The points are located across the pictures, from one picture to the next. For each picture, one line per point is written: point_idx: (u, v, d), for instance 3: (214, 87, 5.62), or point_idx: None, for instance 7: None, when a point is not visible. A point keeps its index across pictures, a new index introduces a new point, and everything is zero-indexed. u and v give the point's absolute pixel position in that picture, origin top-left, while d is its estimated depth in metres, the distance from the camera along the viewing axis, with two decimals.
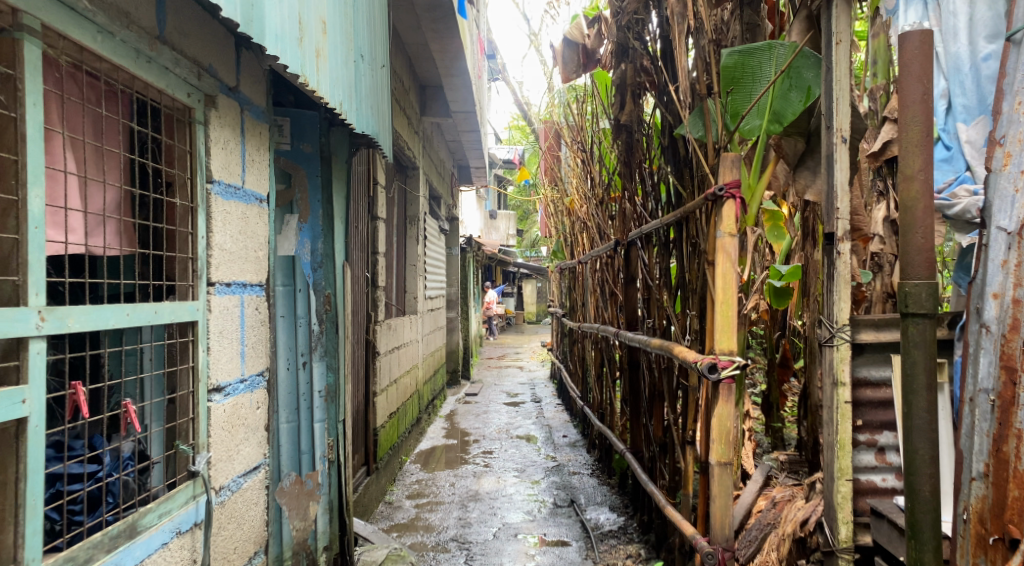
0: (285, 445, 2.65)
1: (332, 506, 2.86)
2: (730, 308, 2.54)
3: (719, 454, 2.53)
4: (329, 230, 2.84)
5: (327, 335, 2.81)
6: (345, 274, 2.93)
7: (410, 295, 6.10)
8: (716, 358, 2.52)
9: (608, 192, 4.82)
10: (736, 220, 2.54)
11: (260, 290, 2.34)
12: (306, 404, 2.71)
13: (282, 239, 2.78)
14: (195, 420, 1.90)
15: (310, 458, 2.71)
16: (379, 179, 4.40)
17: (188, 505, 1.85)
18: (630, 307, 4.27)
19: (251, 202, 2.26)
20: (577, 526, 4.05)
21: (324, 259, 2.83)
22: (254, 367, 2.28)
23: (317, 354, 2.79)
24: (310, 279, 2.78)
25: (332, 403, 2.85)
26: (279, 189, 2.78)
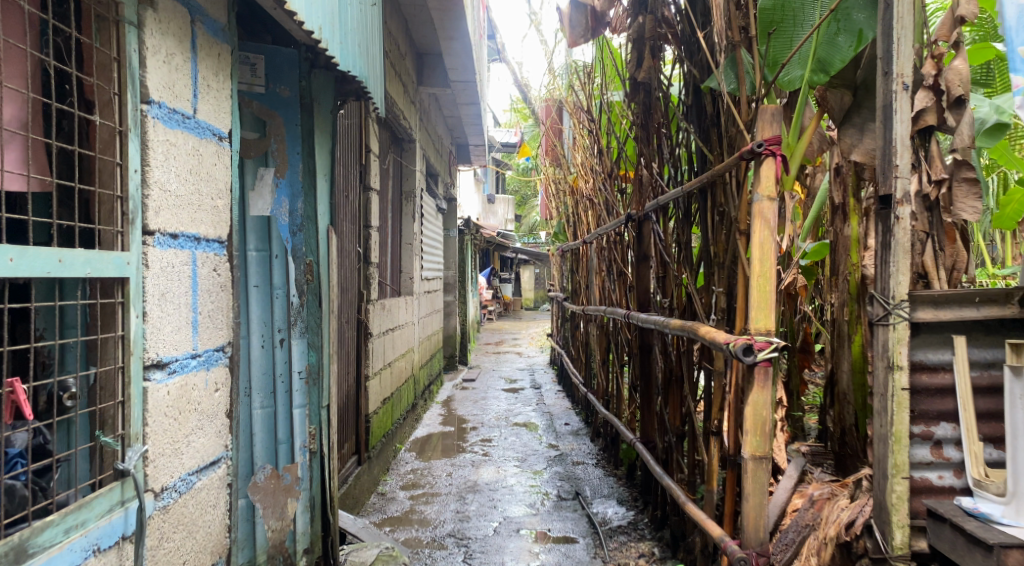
0: (259, 434, 2.42)
1: (313, 503, 2.56)
2: (768, 282, 2.23)
3: (753, 448, 2.23)
4: (310, 188, 2.54)
5: (309, 309, 2.53)
6: (331, 240, 2.60)
7: (405, 275, 5.79)
8: (752, 338, 2.21)
9: (618, 164, 4.50)
10: (776, 182, 2.24)
11: (218, 249, 2.03)
12: (282, 388, 2.47)
13: (255, 197, 2.42)
14: (126, 405, 1.60)
15: (288, 449, 2.46)
16: (371, 145, 4.08)
17: (113, 514, 1.56)
18: (642, 286, 3.96)
19: (206, 136, 1.95)
20: (583, 521, 3.76)
21: (307, 221, 2.52)
22: (210, 341, 1.97)
23: (297, 330, 2.51)
24: (287, 245, 2.48)
25: (312, 386, 2.54)
26: (251, 137, 2.43)
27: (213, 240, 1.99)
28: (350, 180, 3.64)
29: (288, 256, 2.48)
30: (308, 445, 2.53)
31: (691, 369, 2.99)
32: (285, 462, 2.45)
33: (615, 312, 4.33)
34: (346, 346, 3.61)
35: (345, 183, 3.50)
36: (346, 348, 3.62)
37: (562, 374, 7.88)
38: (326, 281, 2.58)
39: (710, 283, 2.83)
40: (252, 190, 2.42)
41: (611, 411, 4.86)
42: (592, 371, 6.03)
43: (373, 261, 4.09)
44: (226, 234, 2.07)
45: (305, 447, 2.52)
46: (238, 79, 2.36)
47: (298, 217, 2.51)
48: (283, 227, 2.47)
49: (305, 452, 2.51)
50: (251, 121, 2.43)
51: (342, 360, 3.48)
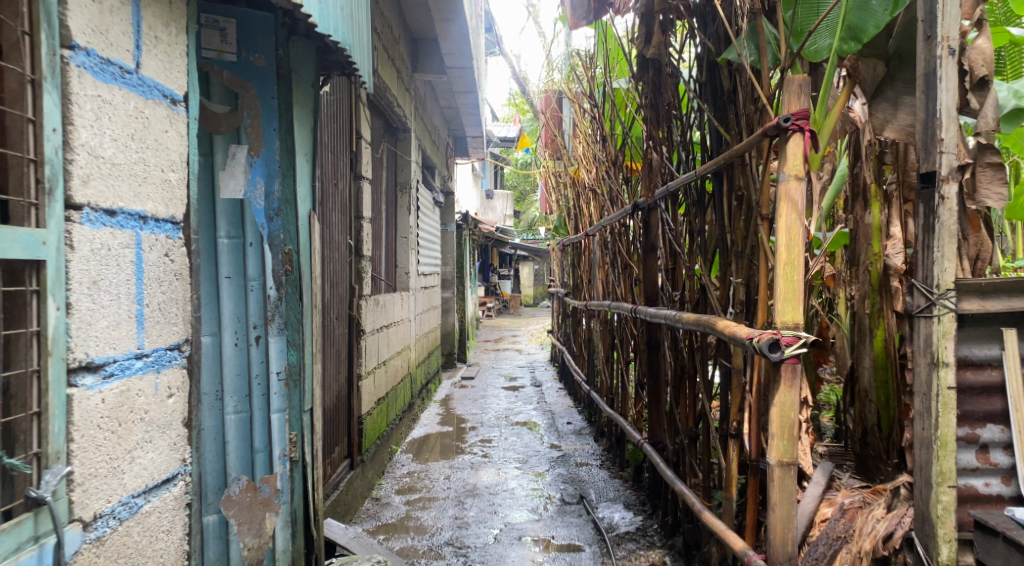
0: (233, 442, 2.25)
1: (294, 517, 2.39)
2: (795, 271, 2.03)
3: (779, 454, 2.02)
4: (287, 170, 2.38)
5: (288, 302, 2.37)
6: (312, 226, 2.46)
7: (401, 270, 5.57)
8: (778, 333, 2.00)
9: (623, 152, 4.30)
10: (804, 160, 2.05)
11: (171, 231, 1.85)
12: (258, 388, 2.30)
13: (227, 177, 2.24)
14: (43, 417, 1.40)
15: (266, 458, 2.29)
16: (363, 132, 3.88)
17: (25, 553, 1.35)
18: (650, 279, 3.76)
19: (154, 97, 1.77)
20: (589, 527, 3.57)
21: (286, 206, 2.37)
22: (160, 341, 1.78)
23: (275, 326, 2.34)
24: (264, 231, 2.31)
25: (292, 389, 2.38)
26: (222, 110, 2.25)
27: (163, 220, 1.81)
28: (338, 168, 3.43)
29: (265, 244, 2.31)
30: (289, 454, 2.37)
31: (708, 366, 2.77)
32: (262, 472, 2.28)
33: (621, 306, 4.12)
34: (336, 345, 3.41)
35: (333, 170, 3.30)
36: (335, 346, 3.41)
37: (563, 371, 7.67)
38: (307, 272, 2.42)
39: (727, 273, 2.63)
40: (223, 169, 2.23)
41: (616, 410, 4.67)
42: (595, 368, 5.83)
43: (366, 254, 3.89)
44: (180, 214, 1.89)
45: (286, 455, 2.36)
46: (205, 45, 2.17)
47: (277, 201, 2.35)
48: (257, 212, 2.30)
49: (285, 461, 2.35)
50: (220, 93, 2.25)
51: (330, 358, 3.28)
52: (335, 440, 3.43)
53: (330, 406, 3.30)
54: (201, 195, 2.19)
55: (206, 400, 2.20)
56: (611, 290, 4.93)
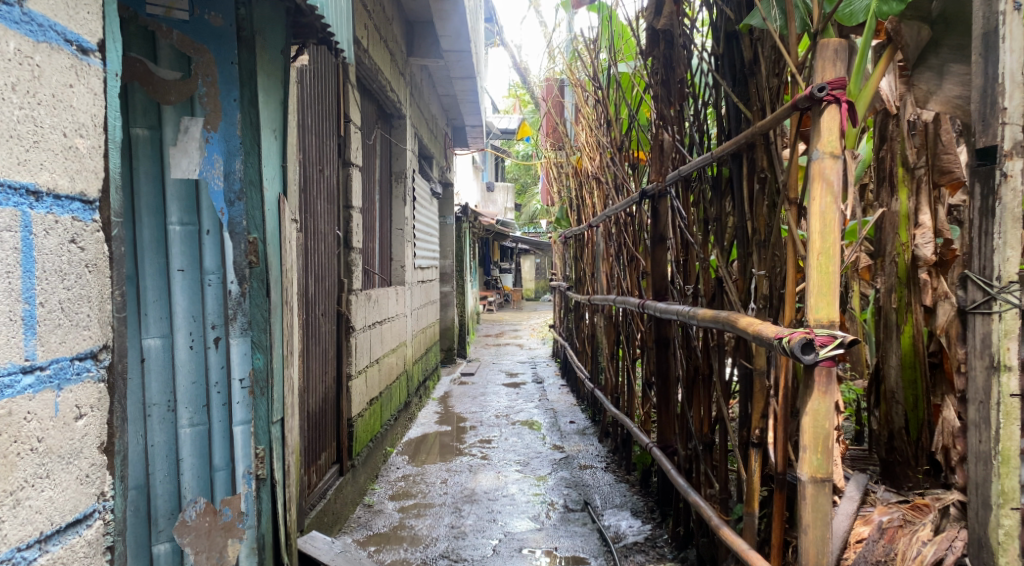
0: (189, 460, 2.07)
1: (262, 543, 2.17)
2: (831, 261, 1.79)
3: (812, 469, 1.77)
4: (250, 146, 2.15)
5: (253, 299, 2.16)
6: (278, 215, 2.27)
7: (395, 263, 5.34)
8: (812, 332, 1.76)
9: (629, 137, 4.04)
10: (840, 136, 1.80)
11: (86, 207, 1.23)
12: (218, 397, 2.12)
13: (178, 154, 2.02)
14: None
15: (227, 476, 2.13)
16: (352, 115, 3.64)
17: None
18: (659, 271, 3.51)
19: (48, 38, 1.15)
20: (594, 537, 3.34)
21: (249, 186, 2.14)
22: (69, 345, 1.18)
23: (237, 326, 2.15)
24: (224, 217, 2.11)
25: (257, 397, 2.17)
26: (176, 77, 2.02)
27: (69, 198, 1.18)
28: (322, 152, 3.18)
29: (225, 232, 2.12)
30: (256, 471, 2.17)
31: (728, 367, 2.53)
32: (223, 493, 2.12)
33: (629, 301, 3.88)
34: (321, 343, 3.17)
35: (316, 155, 3.05)
36: (321, 346, 3.17)
37: (565, 368, 7.46)
38: (273, 263, 2.23)
39: (749, 264, 2.39)
40: (172, 146, 2.01)
41: (621, 410, 4.43)
42: (600, 366, 5.59)
43: (355, 246, 3.64)
44: (99, 191, 1.26)
45: (251, 472, 2.16)
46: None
47: (238, 182, 2.13)
48: (215, 196, 2.09)
49: (250, 480, 2.16)
50: (171, 56, 2.01)
51: (314, 358, 3.04)
52: (322, 446, 3.20)
53: (314, 411, 3.06)
54: (148, 176, 1.98)
55: (157, 412, 2.01)
56: (616, 284, 4.69)
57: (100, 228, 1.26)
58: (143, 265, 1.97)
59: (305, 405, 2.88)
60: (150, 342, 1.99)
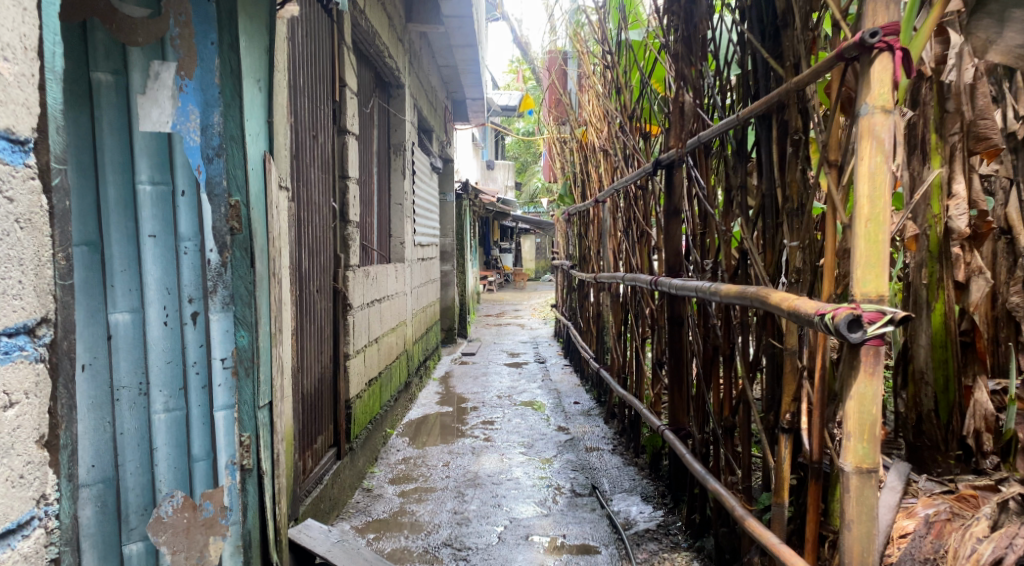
0: (164, 449, 1.90)
1: (246, 541, 2.07)
2: (881, 229, 1.61)
3: (857, 459, 1.60)
4: (229, 98, 2.01)
5: (236, 268, 2.03)
6: (268, 170, 2.17)
7: (394, 239, 5.14)
8: (858, 307, 1.58)
9: (641, 104, 3.84)
10: (893, 88, 1.61)
11: (19, 150, 1.11)
12: (196, 379, 1.97)
13: (146, 103, 1.84)
14: None
15: (208, 467, 2.00)
16: (348, 79, 3.44)
17: None
18: (673, 246, 3.33)
19: None
20: (604, 523, 3.19)
21: (230, 142, 2.01)
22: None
23: (218, 299, 2.01)
24: (201, 176, 1.97)
25: (242, 377, 2.05)
26: (144, 15, 1.83)
27: None
28: (314, 117, 2.98)
29: (202, 194, 1.98)
30: (240, 461, 2.06)
31: (755, 346, 2.35)
32: (204, 487, 1.99)
33: (639, 279, 3.70)
34: (316, 321, 2.99)
35: (307, 119, 2.86)
36: (316, 323, 2.99)
37: (569, 348, 7.30)
38: (257, 231, 2.10)
39: (780, 236, 2.20)
40: (141, 94, 1.84)
41: (630, 391, 4.27)
42: (605, 346, 5.42)
43: (352, 219, 3.45)
44: (30, 134, 1.13)
45: (235, 462, 2.05)
46: None
47: (217, 137, 1.99)
48: (191, 153, 1.95)
49: (234, 471, 2.05)
50: None
51: (308, 336, 2.86)
52: (318, 429, 3.03)
53: (309, 393, 2.89)
54: (113, 126, 1.79)
55: (127, 396, 1.83)
56: (624, 262, 4.51)
57: (35, 174, 1.13)
58: (108, 229, 1.79)
59: (298, 386, 2.71)
60: (118, 317, 1.81)
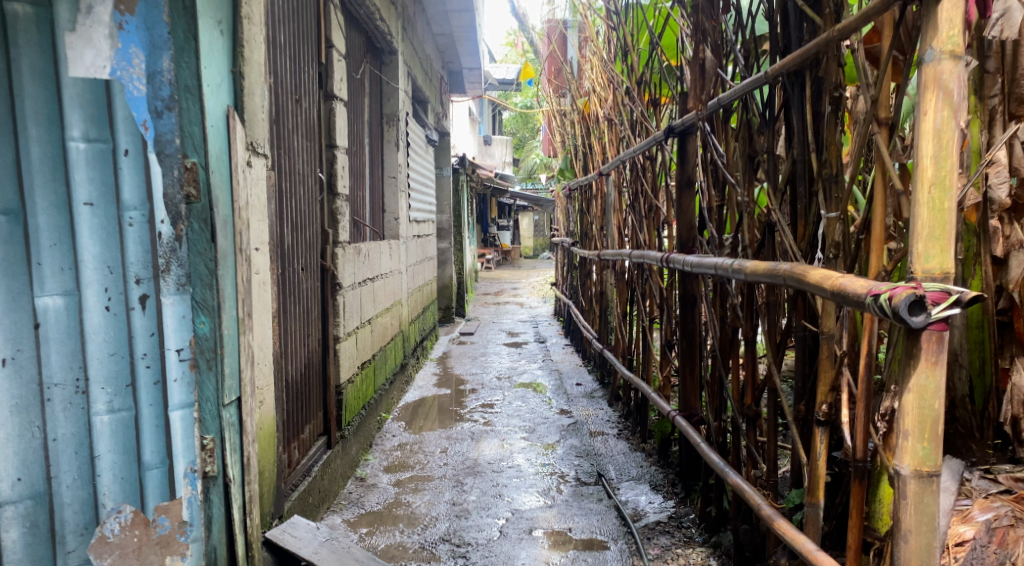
0: (107, 456, 1.74)
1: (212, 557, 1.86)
2: (947, 195, 1.37)
3: (916, 462, 1.39)
4: (182, 44, 1.76)
5: (194, 243, 1.81)
6: (232, 128, 1.95)
7: (388, 215, 4.90)
8: (919, 287, 1.35)
9: (650, 67, 3.58)
10: (964, 30, 1.37)
11: None
12: (147, 374, 1.78)
13: (74, 44, 1.66)
14: None
15: (163, 474, 1.80)
16: (335, 39, 3.18)
17: None
18: (687, 220, 3.11)
19: None
20: (612, 515, 3.00)
21: (182, 93, 1.77)
22: None
23: (172, 281, 1.79)
24: (147, 133, 1.74)
25: (204, 370, 1.84)
26: None
27: None
28: (297, 79, 2.74)
29: (150, 154, 1.75)
30: (202, 469, 1.83)
31: (788, 330, 2.13)
32: (159, 499, 1.80)
33: (648, 256, 3.48)
34: (302, 302, 2.77)
35: (288, 82, 2.62)
36: (302, 304, 2.77)
37: (570, 327, 7.09)
38: (220, 200, 1.87)
39: (817, 207, 1.97)
40: (70, 32, 1.66)
41: (637, 374, 4.07)
42: (609, 325, 5.21)
43: (340, 191, 3.22)
44: None
45: (195, 471, 1.82)
46: None
47: (166, 86, 1.75)
48: (135, 106, 1.72)
49: (195, 480, 1.82)
50: None
51: (293, 317, 2.64)
52: (305, 417, 2.83)
53: (295, 380, 2.67)
54: (36, 73, 1.63)
55: (60, 395, 1.69)
56: (630, 238, 4.29)
57: None
58: (33, 197, 1.64)
59: (282, 371, 2.49)
60: (47, 301, 1.66)
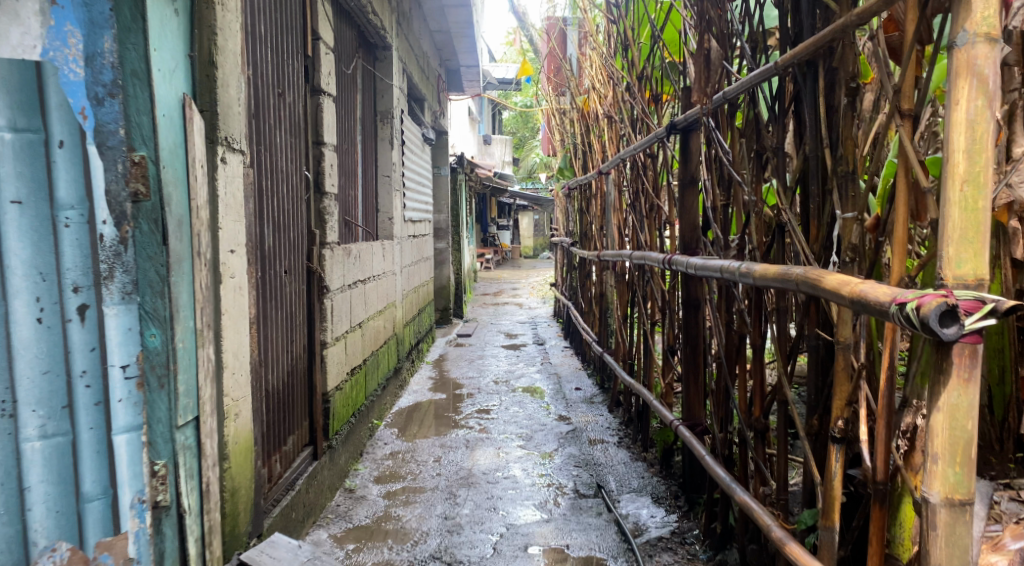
0: (39, 488, 1.52)
1: None
2: (982, 194, 1.21)
3: (947, 489, 1.25)
4: (126, 23, 1.62)
5: (143, 248, 1.66)
6: (188, 118, 1.81)
7: (381, 215, 4.76)
8: (950, 295, 1.19)
9: (651, 61, 3.44)
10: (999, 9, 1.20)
11: None
12: (87, 395, 1.57)
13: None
14: None
15: (106, 506, 1.60)
16: (323, 31, 3.05)
17: None
18: (690, 220, 2.97)
19: None
20: (612, 530, 2.86)
21: (129, 78, 1.63)
22: None
23: (116, 291, 1.61)
24: (86, 122, 1.56)
25: (154, 388, 1.68)
26: None
27: None
28: (280, 72, 2.60)
29: (90, 145, 1.57)
30: (151, 499, 1.67)
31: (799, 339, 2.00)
32: (101, 534, 1.60)
33: (650, 257, 3.35)
34: (285, 307, 2.64)
35: (270, 75, 2.49)
36: (285, 309, 2.64)
37: (569, 330, 6.96)
38: (171, 198, 1.73)
39: (831, 207, 1.83)
40: None
41: (638, 380, 3.93)
42: (609, 329, 5.08)
43: (328, 190, 3.09)
44: None
45: (144, 500, 1.66)
46: None
47: (109, 70, 1.58)
48: (71, 90, 1.54)
49: (143, 512, 1.65)
50: None
51: (275, 323, 2.51)
52: (289, 428, 2.70)
53: (277, 389, 2.54)
54: None
55: None
56: (631, 239, 4.15)
57: None
58: None
59: (262, 381, 2.36)
60: None
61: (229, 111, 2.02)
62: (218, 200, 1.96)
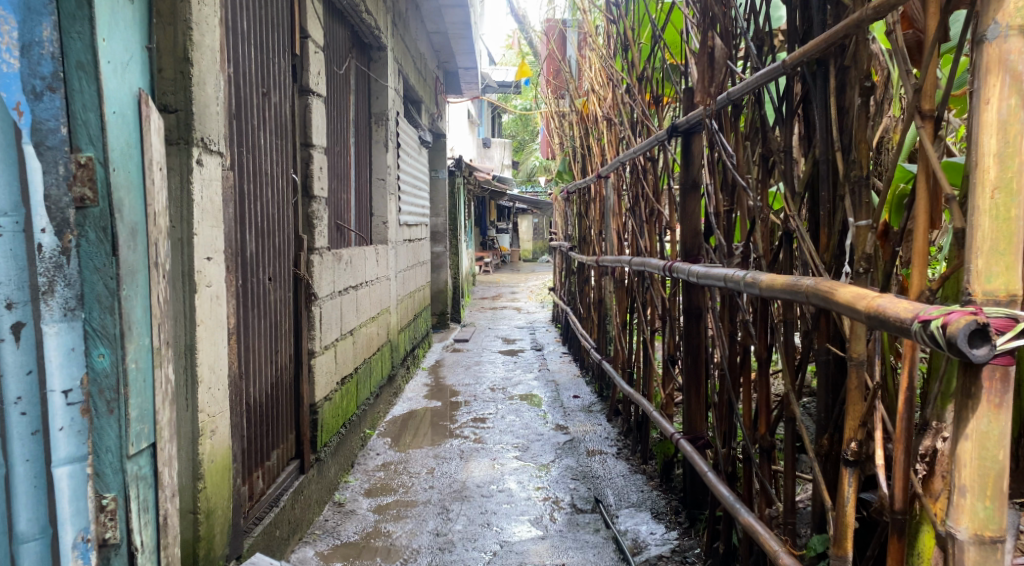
0: None
1: None
2: (1017, 201, 1.00)
3: (976, 524, 1.07)
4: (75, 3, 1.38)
5: (90, 253, 1.42)
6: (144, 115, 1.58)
7: (375, 219, 4.65)
8: (980, 311, 1.00)
9: (652, 62, 3.34)
10: None
11: None
12: (22, 423, 1.32)
13: None
14: None
15: (45, 549, 1.35)
16: (312, 29, 2.95)
17: None
18: (692, 226, 2.86)
19: None
20: (610, 548, 2.75)
21: (75, 70, 1.38)
22: None
23: (58, 301, 1.37)
24: (22, 120, 1.32)
25: (102, 413, 1.44)
26: None
27: None
28: (265, 71, 2.49)
29: (25, 145, 1.33)
30: (97, 537, 1.42)
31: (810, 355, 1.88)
32: None
33: (650, 264, 3.24)
34: (269, 315, 2.53)
35: (254, 73, 2.38)
36: (269, 319, 2.53)
37: (568, 335, 6.86)
38: (123, 204, 1.48)
39: (844, 214, 1.71)
40: None
41: (637, 390, 3.82)
42: (608, 336, 4.96)
43: (316, 193, 2.98)
44: None
45: (89, 539, 1.41)
46: None
47: (48, 61, 1.35)
48: (5, 85, 1.29)
49: (88, 552, 1.41)
50: None
51: (258, 334, 2.40)
52: (272, 441, 2.58)
53: (260, 402, 2.43)
54: None
55: None
56: (630, 244, 4.04)
57: None
58: None
59: (242, 394, 2.25)
60: None
61: (205, 111, 1.91)
62: (191, 205, 1.85)
